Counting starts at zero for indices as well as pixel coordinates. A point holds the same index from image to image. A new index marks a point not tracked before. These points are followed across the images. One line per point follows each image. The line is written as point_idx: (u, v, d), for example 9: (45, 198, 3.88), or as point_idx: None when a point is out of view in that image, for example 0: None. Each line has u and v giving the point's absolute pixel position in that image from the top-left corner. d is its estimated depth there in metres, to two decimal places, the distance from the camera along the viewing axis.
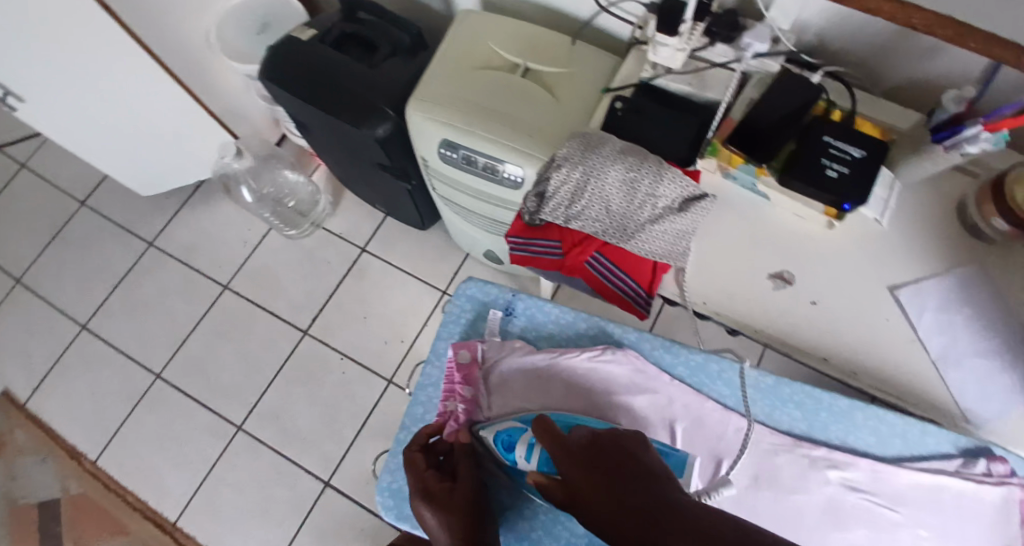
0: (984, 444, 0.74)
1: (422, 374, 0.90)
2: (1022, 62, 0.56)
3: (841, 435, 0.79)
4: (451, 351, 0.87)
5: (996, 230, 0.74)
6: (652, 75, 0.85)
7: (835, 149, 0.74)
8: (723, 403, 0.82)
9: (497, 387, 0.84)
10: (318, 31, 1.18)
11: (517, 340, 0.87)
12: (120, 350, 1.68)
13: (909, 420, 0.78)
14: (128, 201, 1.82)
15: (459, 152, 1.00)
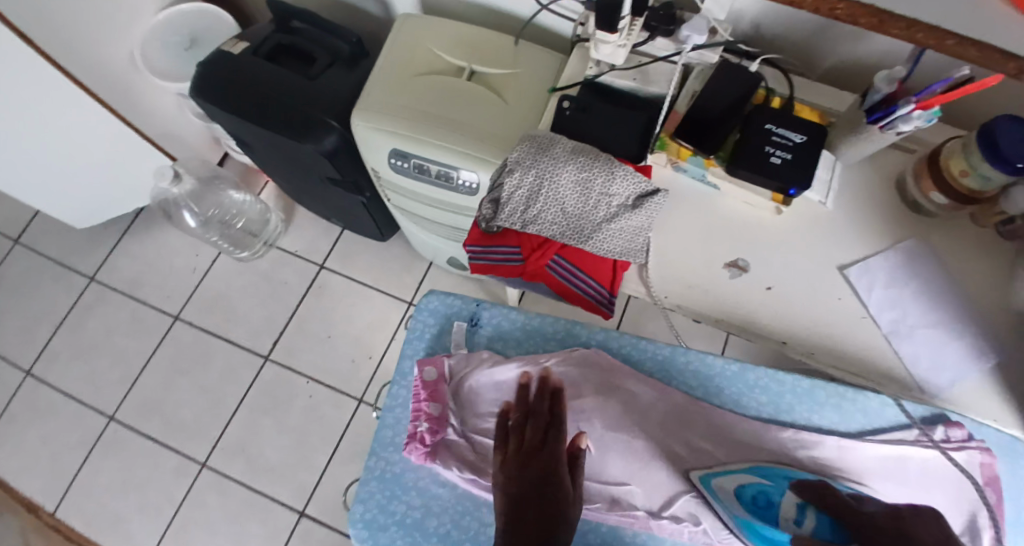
0: (941, 412, 0.78)
1: (388, 396, 0.87)
2: (943, 44, 0.58)
3: (806, 415, 0.81)
4: (417, 369, 0.85)
5: (935, 204, 0.77)
6: (596, 73, 0.86)
7: (777, 136, 0.76)
8: (691, 393, 0.84)
9: (466, 402, 0.84)
10: (252, 43, 1.15)
11: (484, 350, 0.86)
12: (69, 394, 1.59)
13: (868, 394, 0.81)
14: (65, 235, 1.72)
15: (409, 161, 0.98)
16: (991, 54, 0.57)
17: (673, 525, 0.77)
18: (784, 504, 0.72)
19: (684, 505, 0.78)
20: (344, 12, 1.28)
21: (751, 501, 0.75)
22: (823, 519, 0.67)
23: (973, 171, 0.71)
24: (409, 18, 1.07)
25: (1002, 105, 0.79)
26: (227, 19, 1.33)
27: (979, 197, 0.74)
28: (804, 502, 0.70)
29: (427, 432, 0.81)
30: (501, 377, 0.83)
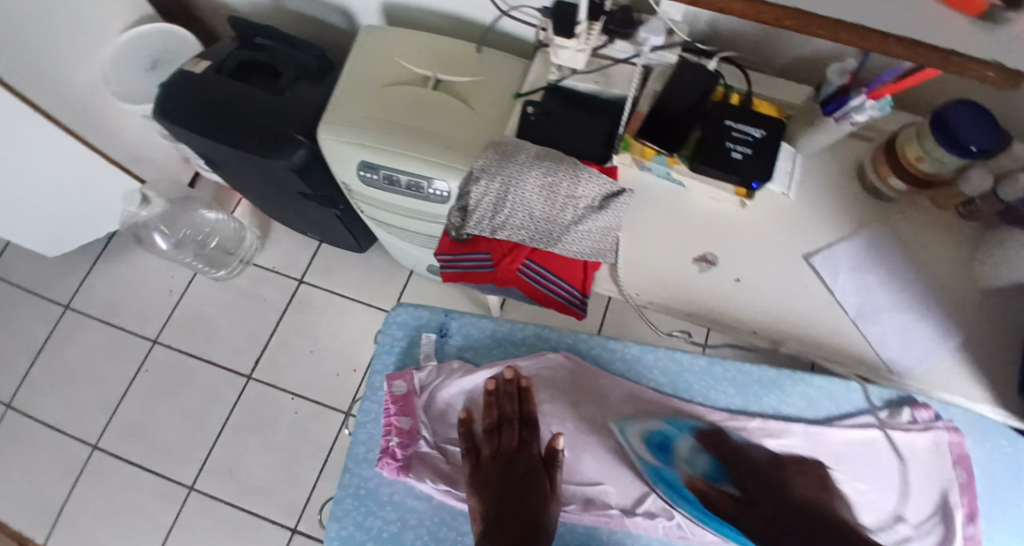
0: (907, 394, 0.79)
1: (360, 413, 0.87)
2: (882, 46, 0.53)
3: (774, 404, 0.82)
4: (386, 383, 0.84)
5: (894, 189, 0.79)
6: (559, 77, 0.87)
7: (737, 132, 0.77)
8: (661, 390, 0.84)
9: (438, 413, 0.84)
10: (215, 61, 1.13)
11: (454, 360, 0.86)
12: (49, 424, 1.56)
13: (833, 381, 0.82)
14: (37, 263, 1.69)
15: (379, 173, 0.98)
16: (921, 50, 0.53)
17: (648, 521, 0.78)
18: (681, 446, 0.77)
19: (655, 501, 0.79)
20: (309, 26, 1.27)
21: (655, 445, 0.78)
22: (711, 462, 0.73)
23: (927, 155, 0.72)
24: (371, 30, 1.07)
25: (955, 89, 0.81)
26: (190, 38, 1.32)
27: (933, 181, 0.76)
28: (700, 447, 0.76)
29: (398, 446, 0.81)
30: (472, 386, 0.84)
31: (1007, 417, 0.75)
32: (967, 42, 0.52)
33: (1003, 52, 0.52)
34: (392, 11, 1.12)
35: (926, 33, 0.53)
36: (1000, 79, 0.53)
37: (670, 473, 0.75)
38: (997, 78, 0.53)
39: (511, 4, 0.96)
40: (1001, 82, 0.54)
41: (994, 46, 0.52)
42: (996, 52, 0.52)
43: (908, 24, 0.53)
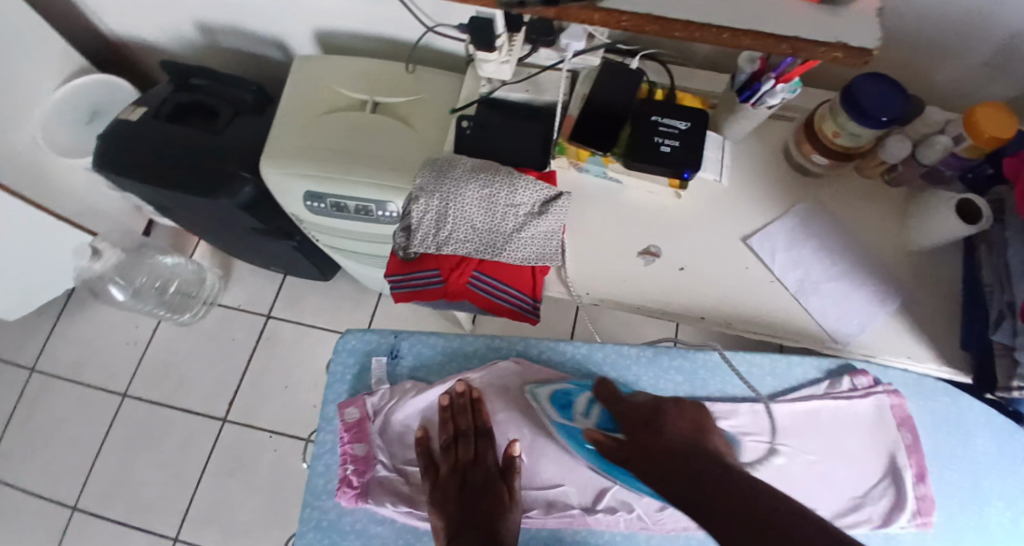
0: (846, 362, 0.83)
1: (316, 444, 0.86)
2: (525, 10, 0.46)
3: (720, 386, 0.84)
4: (338, 412, 0.85)
5: (818, 164, 0.81)
6: (489, 90, 0.88)
7: (664, 126, 0.80)
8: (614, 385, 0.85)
9: (394, 436, 0.84)
10: (151, 107, 1.13)
11: (407, 381, 0.86)
12: (24, 493, 1.52)
13: (775, 356, 0.85)
14: None
15: (326, 202, 0.98)
16: (771, 39, 0.47)
17: (608, 516, 0.79)
18: (580, 401, 0.82)
19: (615, 494, 0.80)
20: (246, 62, 1.27)
21: (559, 401, 0.82)
22: (606, 415, 0.80)
23: (843, 130, 0.75)
24: (303, 60, 1.07)
25: (871, 63, 0.84)
26: (123, 84, 1.30)
27: (852, 153, 0.78)
28: (594, 400, 0.82)
29: (354, 474, 0.81)
30: (426, 405, 0.85)
31: (951, 371, 0.78)
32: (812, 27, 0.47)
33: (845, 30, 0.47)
34: (324, 38, 1.12)
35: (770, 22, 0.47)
36: (852, 60, 0.48)
37: (573, 428, 0.80)
38: (846, 59, 0.48)
39: (435, 21, 0.98)
40: (849, 62, 0.48)
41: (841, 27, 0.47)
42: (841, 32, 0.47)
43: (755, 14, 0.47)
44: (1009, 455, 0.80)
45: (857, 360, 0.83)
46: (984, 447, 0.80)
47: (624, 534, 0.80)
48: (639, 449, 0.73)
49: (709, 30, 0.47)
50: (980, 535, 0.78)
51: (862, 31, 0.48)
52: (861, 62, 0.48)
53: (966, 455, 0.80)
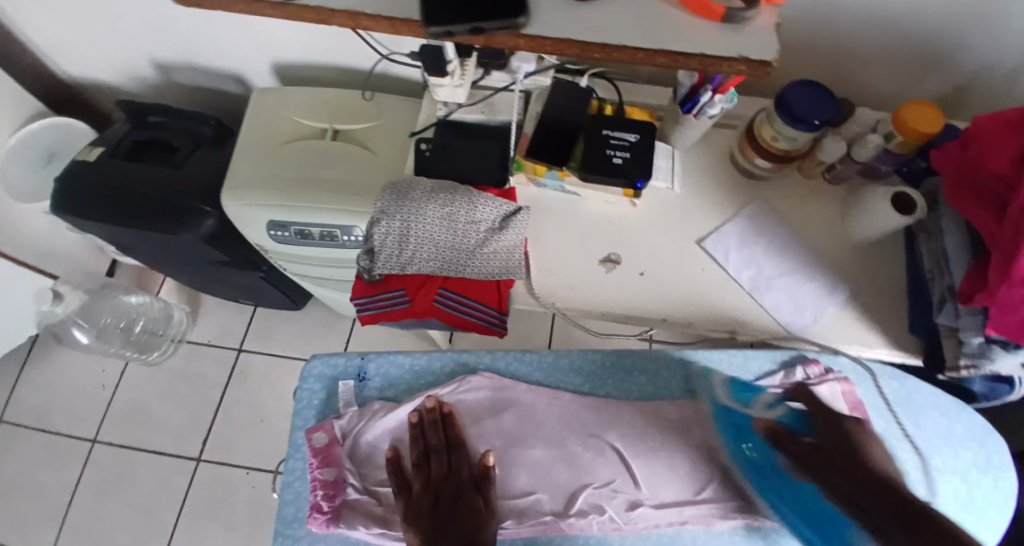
0: (798, 354, 0.85)
1: (285, 473, 0.86)
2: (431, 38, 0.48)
3: (680, 385, 0.87)
4: (306, 438, 0.84)
5: (763, 168, 0.85)
6: (446, 112, 0.91)
7: (614, 139, 0.83)
8: (580, 391, 0.87)
9: (365, 457, 0.84)
10: (107, 147, 1.13)
11: (376, 402, 0.87)
12: None
13: (731, 352, 0.87)
14: None
15: (290, 229, 0.98)
16: (678, 58, 0.48)
17: (580, 520, 0.80)
18: (765, 397, 0.79)
19: (586, 499, 0.81)
20: (204, 97, 1.27)
21: (738, 390, 0.81)
22: (794, 414, 0.74)
23: (779, 135, 0.78)
24: (263, 92, 1.07)
25: (807, 71, 0.88)
26: (83, 126, 1.29)
27: (793, 156, 0.82)
28: (783, 398, 0.78)
29: (325, 499, 0.81)
30: (395, 425, 0.86)
31: (902, 356, 0.81)
32: (718, 41, 0.48)
33: (745, 44, 0.48)
34: (283, 69, 1.13)
35: (675, 39, 0.48)
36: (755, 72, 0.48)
37: (746, 417, 0.79)
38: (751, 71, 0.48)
39: (389, 49, 0.99)
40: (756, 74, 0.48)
41: (741, 42, 0.48)
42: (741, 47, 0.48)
43: (660, 32, 0.48)
44: (957, 433, 0.83)
45: (809, 350, 0.85)
46: (934, 427, 0.83)
47: (598, 537, 0.80)
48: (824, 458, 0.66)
49: (622, 52, 0.48)
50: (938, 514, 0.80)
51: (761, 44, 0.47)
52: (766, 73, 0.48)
53: (919, 436, 0.83)
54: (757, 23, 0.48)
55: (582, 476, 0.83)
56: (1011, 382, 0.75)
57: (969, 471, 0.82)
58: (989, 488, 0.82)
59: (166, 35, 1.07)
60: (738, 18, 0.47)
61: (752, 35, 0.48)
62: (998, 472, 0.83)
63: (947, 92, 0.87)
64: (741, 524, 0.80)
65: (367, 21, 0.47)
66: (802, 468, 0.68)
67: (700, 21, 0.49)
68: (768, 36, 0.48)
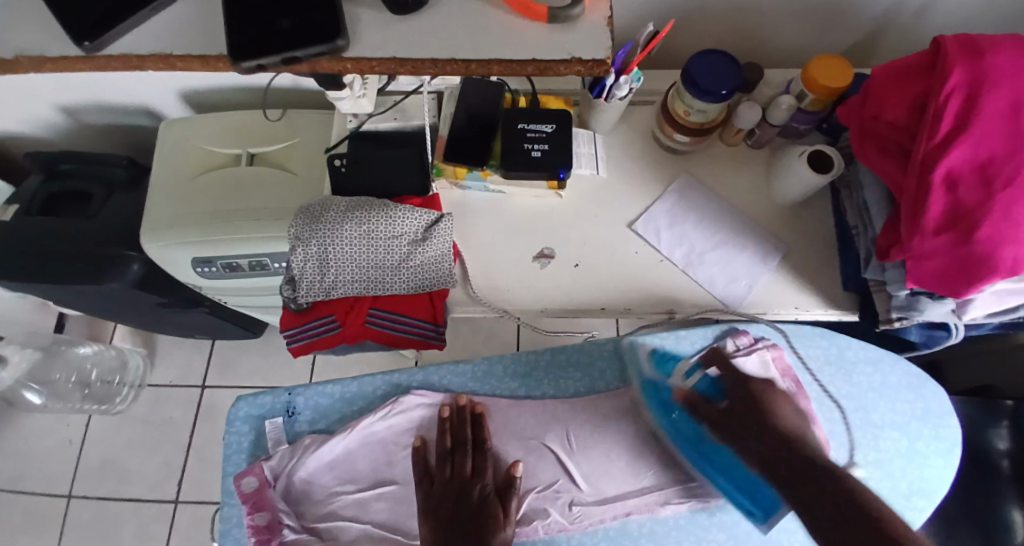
0: (728, 325, 0.82)
1: (222, 521, 0.83)
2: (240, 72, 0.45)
3: (616, 373, 0.86)
4: (235, 483, 0.81)
5: (682, 142, 0.84)
6: (357, 124, 0.85)
7: (531, 132, 0.79)
8: (516, 395, 0.87)
9: (299, 495, 0.82)
10: (21, 203, 1.07)
11: (307, 436, 0.84)
12: None
13: (664, 335, 0.87)
14: None
15: (216, 264, 0.95)
16: (513, 65, 0.45)
17: (525, 527, 0.80)
18: (683, 365, 0.81)
19: (532, 502, 0.82)
20: (118, 135, 1.20)
21: (660, 360, 0.83)
22: (710, 381, 0.78)
23: (691, 109, 0.77)
24: (171, 123, 1.02)
25: (722, 35, 0.86)
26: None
27: (709, 127, 0.81)
28: (699, 362, 0.80)
29: (259, 544, 0.78)
30: (330, 458, 0.83)
31: (839, 313, 0.81)
32: (547, 43, 0.45)
33: (578, 44, 0.44)
34: (193, 98, 1.08)
35: (503, 45, 0.45)
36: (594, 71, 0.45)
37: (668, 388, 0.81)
38: (587, 70, 0.45)
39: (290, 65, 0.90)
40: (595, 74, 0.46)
41: (574, 41, 0.44)
42: (572, 45, 0.44)
43: (489, 39, 0.45)
44: (892, 385, 0.84)
45: (739, 320, 0.83)
46: (868, 382, 0.84)
47: (545, 540, 0.81)
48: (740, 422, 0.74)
49: (454, 64, 0.45)
50: (882, 470, 0.81)
51: (595, 37, 0.44)
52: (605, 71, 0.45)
53: (855, 393, 0.84)
54: (590, 19, 0.45)
55: (526, 481, 0.83)
56: (947, 327, 0.75)
57: (908, 422, 0.83)
58: (930, 436, 0.83)
59: (63, 78, 1.00)
60: (562, 16, 0.44)
61: (585, 31, 0.45)
62: (937, 419, 0.84)
63: (856, 41, 0.85)
64: (685, 507, 0.80)
65: (175, 62, 0.45)
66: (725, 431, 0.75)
67: (526, 21, 0.45)
68: (603, 28, 0.45)
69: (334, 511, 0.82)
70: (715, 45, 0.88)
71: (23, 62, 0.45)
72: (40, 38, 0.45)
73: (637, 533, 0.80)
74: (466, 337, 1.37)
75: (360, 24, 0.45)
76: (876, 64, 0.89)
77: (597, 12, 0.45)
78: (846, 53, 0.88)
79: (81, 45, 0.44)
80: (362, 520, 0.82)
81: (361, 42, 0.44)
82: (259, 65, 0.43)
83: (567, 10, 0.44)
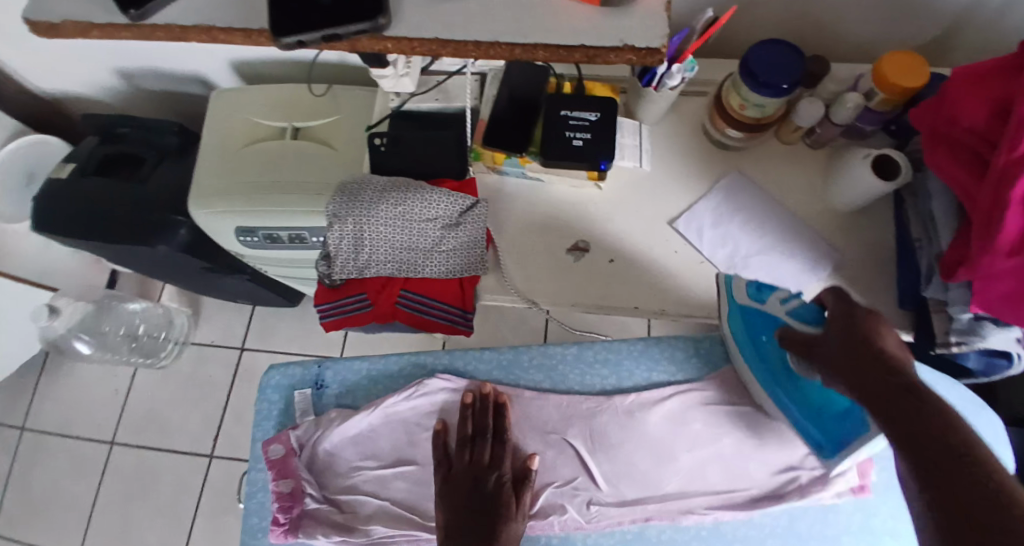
0: None
1: (248, 484, 0.86)
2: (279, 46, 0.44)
3: (646, 375, 0.85)
4: (263, 449, 0.84)
5: (733, 137, 0.80)
6: (399, 103, 0.83)
7: (574, 120, 0.76)
8: (540, 387, 0.86)
9: (323, 466, 0.84)
10: (79, 163, 1.10)
11: (333, 410, 0.86)
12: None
13: (699, 339, 0.86)
14: None
15: (258, 234, 0.96)
16: (559, 51, 0.43)
17: (540, 521, 0.80)
18: (781, 295, 0.76)
19: (550, 497, 0.81)
20: (172, 100, 1.22)
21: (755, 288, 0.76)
22: (809, 311, 0.72)
23: (747, 102, 0.74)
24: (222, 94, 1.04)
25: (788, 25, 0.81)
26: (55, 139, 1.23)
27: (764, 123, 0.77)
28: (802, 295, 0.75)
29: (281, 510, 0.81)
30: (355, 432, 0.84)
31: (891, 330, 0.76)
32: (598, 29, 0.43)
33: (631, 30, 0.42)
34: (243, 69, 1.09)
35: (552, 30, 0.43)
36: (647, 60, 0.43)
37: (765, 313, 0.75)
38: (639, 60, 0.43)
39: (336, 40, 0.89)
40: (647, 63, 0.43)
41: (626, 27, 0.42)
42: (624, 32, 0.42)
43: (537, 24, 0.43)
44: None
45: None
46: None
47: (560, 536, 0.81)
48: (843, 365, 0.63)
49: (498, 47, 0.43)
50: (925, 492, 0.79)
51: (650, 27, 0.42)
52: (656, 62, 0.43)
53: None
54: (645, 4, 0.43)
55: (545, 475, 0.82)
56: (1009, 356, 0.70)
57: None
58: None
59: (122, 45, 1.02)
60: None
61: (639, 17, 0.43)
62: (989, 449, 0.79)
63: (935, 36, 0.79)
64: (708, 519, 0.79)
65: (217, 35, 0.45)
66: (822, 366, 0.64)
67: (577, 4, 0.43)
68: (659, 16, 0.42)
69: (355, 485, 0.83)
70: (779, 35, 0.84)
71: (71, 28, 0.46)
72: (90, 7, 0.46)
73: (656, 539, 0.80)
74: (500, 321, 1.36)
75: (402, 2, 0.44)
76: (957, 60, 0.82)
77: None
78: (920, 50, 0.83)
79: (128, 14, 0.44)
80: (381, 496, 0.83)
81: (403, 21, 0.43)
82: (300, 41, 0.42)
83: None
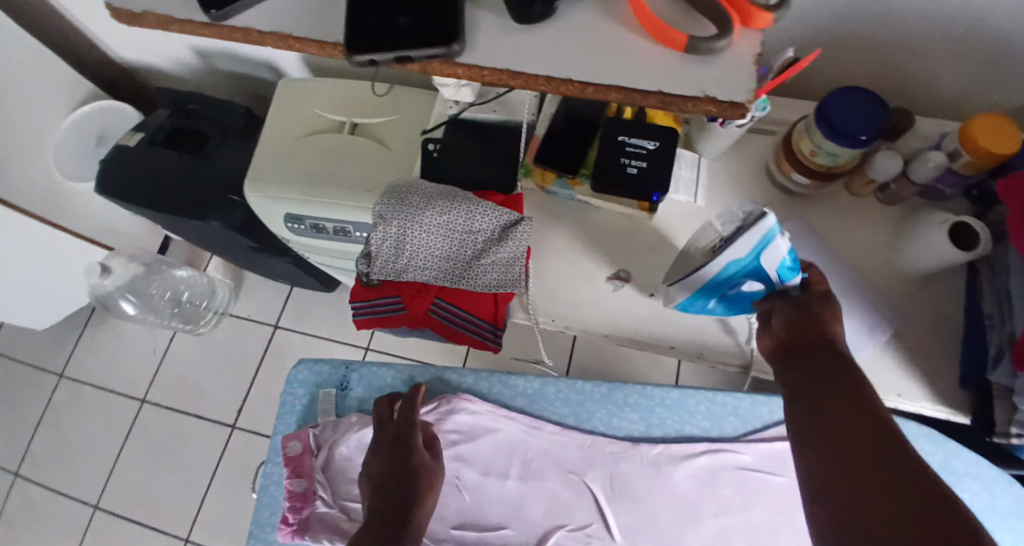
0: None
1: (263, 476, 0.87)
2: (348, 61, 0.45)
3: (677, 425, 0.82)
4: (281, 444, 0.85)
5: (798, 184, 0.77)
6: (457, 111, 0.82)
7: (631, 147, 0.74)
8: (564, 422, 0.84)
9: (338, 471, 0.84)
10: (146, 132, 1.14)
11: (354, 414, 0.86)
12: (52, 489, 1.57)
13: (738, 396, 0.82)
14: (26, 336, 1.69)
15: (305, 223, 0.97)
16: (634, 94, 0.43)
17: None
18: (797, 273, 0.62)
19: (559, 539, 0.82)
20: (241, 81, 1.25)
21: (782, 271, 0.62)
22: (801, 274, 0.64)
23: (818, 149, 0.70)
24: (289, 82, 1.06)
25: (872, 73, 0.77)
26: (130, 109, 1.28)
27: (832, 172, 0.73)
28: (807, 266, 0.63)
29: (291, 510, 0.80)
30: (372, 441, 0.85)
31: (948, 411, 0.71)
32: (677, 76, 0.43)
33: (714, 81, 0.43)
34: (312, 60, 1.10)
35: (630, 73, 0.43)
36: (727, 113, 0.43)
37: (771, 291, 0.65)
38: (719, 111, 0.43)
39: None
40: (728, 115, 0.44)
41: (708, 78, 0.43)
42: (705, 82, 0.43)
43: (616, 67, 0.44)
44: (999, 509, 0.75)
45: None
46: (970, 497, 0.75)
47: None
48: (807, 376, 0.55)
49: (570, 84, 0.44)
50: None
51: (729, 81, 0.43)
52: (739, 115, 0.43)
53: None
54: (731, 56, 0.43)
55: (558, 516, 0.83)
56: None
57: None
58: None
59: None
60: (703, 48, 0.42)
61: (721, 68, 0.43)
62: None
63: None
64: None
65: (294, 43, 0.46)
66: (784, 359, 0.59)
67: (661, 49, 0.44)
68: (746, 69, 0.43)
69: None
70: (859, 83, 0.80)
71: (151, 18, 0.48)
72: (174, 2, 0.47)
73: None
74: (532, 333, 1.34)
75: (479, 27, 0.45)
76: None
77: (742, 50, 0.44)
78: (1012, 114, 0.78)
79: (210, 14, 0.45)
80: None
81: (477, 49, 0.44)
82: (373, 61, 0.44)
83: (710, 43, 0.42)
